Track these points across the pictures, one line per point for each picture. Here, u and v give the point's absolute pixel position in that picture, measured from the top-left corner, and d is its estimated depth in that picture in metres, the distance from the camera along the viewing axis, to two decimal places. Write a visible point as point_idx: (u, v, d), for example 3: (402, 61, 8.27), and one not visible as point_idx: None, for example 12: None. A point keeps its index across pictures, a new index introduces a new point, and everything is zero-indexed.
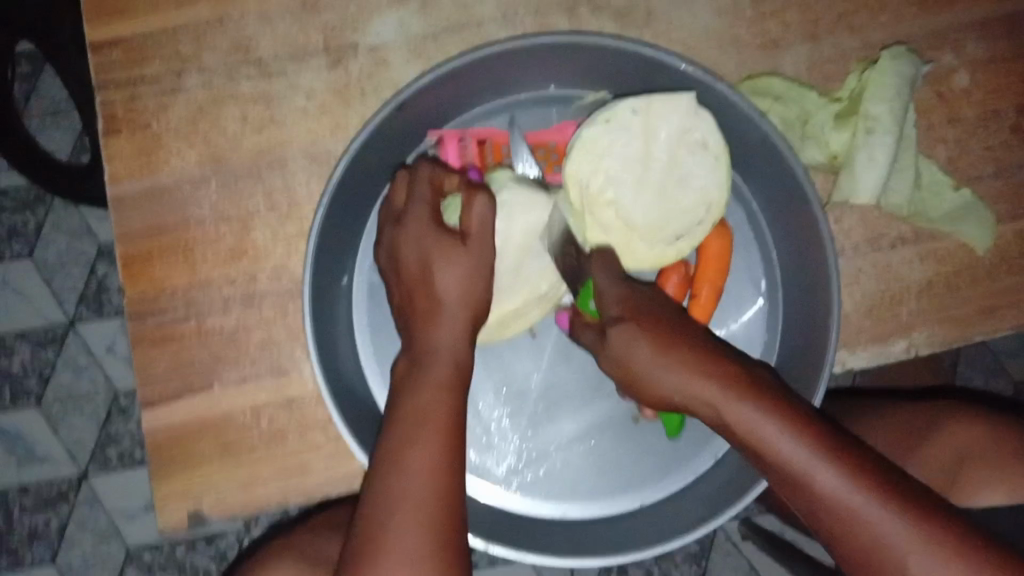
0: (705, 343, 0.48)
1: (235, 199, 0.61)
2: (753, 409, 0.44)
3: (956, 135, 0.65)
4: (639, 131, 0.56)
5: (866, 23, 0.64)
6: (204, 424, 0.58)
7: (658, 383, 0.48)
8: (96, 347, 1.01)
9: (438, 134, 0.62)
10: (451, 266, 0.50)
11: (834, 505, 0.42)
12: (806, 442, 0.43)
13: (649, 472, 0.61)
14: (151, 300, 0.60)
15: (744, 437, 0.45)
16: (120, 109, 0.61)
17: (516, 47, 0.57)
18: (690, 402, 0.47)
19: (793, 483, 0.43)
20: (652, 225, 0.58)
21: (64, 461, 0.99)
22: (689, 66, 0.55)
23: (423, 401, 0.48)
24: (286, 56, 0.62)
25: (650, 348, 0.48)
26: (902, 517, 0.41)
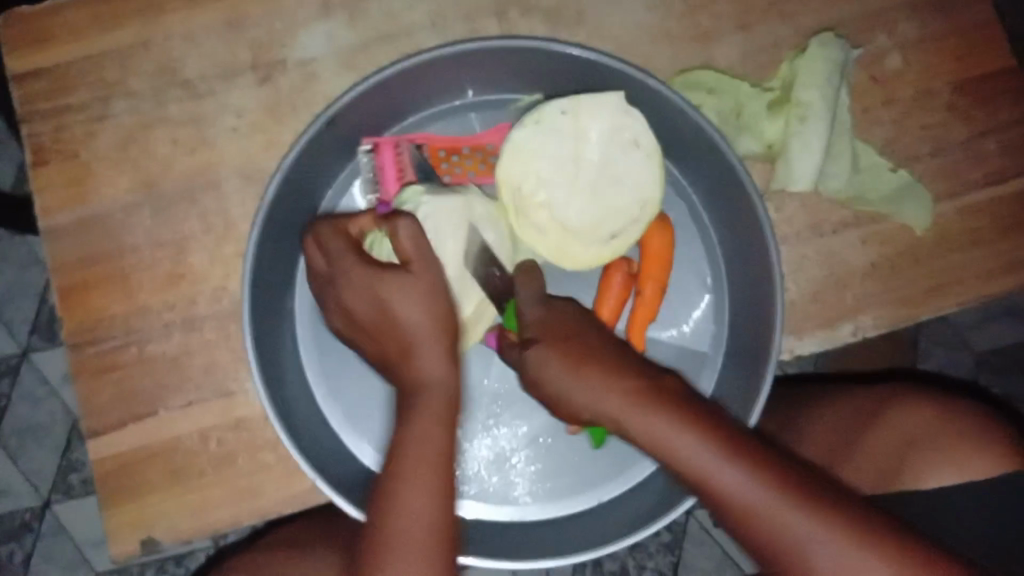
0: (618, 355, 0.50)
1: (170, 223, 0.60)
2: (662, 422, 0.46)
3: (892, 116, 0.65)
4: (569, 133, 0.57)
5: (796, 10, 0.65)
6: (150, 453, 0.57)
7: (569, 400, 0.49)
8: (53, 376, 0.99)
9: (373, 142, 0.60)
10: (405, 296, 0.49)
11: (742, 507, 0.44)
12: (710, 448, 0.45)
13: (605, 472, 0.61)
14: (90, 331, 0.59)
15: (652, 447, 0.46)
16: (48, 139, 0.60)
17: (445, 55, 0.56)
18: (600, 417, 0.49)
19: (704, 489, 0.45)
20: (587, 225, 0.58)
21: (26, 494, 0.98)
22: (619, 64, 0.55)
23: (411, 437, 0.48)
24: (214, 75, 0.61)
25: (563, 366, 0.49)
26: (805, 514, 0.44)
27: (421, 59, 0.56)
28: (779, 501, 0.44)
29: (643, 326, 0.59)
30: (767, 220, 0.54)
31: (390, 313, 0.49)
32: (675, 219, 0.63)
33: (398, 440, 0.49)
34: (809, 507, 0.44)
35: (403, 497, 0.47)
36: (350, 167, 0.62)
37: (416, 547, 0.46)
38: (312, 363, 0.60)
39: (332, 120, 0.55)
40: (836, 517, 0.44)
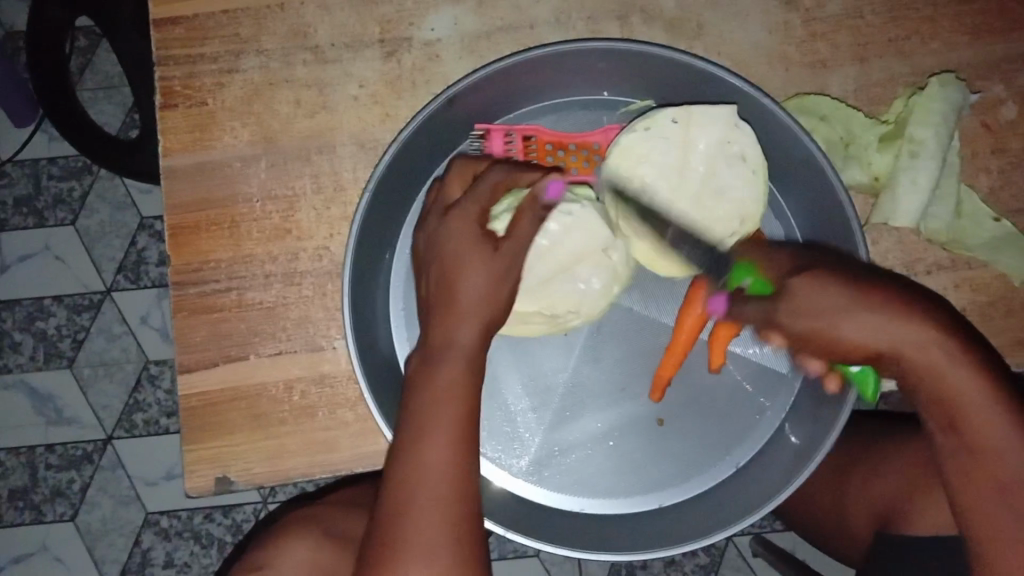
0: (892, 284, 0.49)
1: (283, 179, 0.62)
2: (947, 357, 0.47)
3: (1000, 166, 0.65)
4: (677, 142, 0.58)
5: (915, 48, 0.65)
6: (237, 395, 0.60)
7: (842, 329, 0.48)
8: (131, 317, 1.03)
9: (484, 128, 0.62)
10: (468, 274, 0.48)
11: (967, 422, 0.48)
12: (967, 375, 0.47)
13: (670, 475, 0.60)
14: (194, 270, 0.61)
15: (916, 368, 0.48)
16: (179, 85, 0.63)
17: (567, 50, 0.58)
18: (860, 348, 0.48)
19: (938, 401, 0.48)
20: (684, 235, 0.59)
21: (92, 426, 1.02)
22: (735, 77, 0.56)
23: (436, 404, 0.47)
24: (342, 44, 0.64)
25: (838, 287, 0.48)
26: (1015, 431, 0.47)
27: (543, 52, 0.57)
28: (1004, 423, 0.47)
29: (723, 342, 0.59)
30: (864, 246, 0.55)
31: (457, 287, 0.48)
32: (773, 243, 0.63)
33: (427, 408, 0.47)
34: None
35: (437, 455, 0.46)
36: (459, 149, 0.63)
37: (434, 518, 0.45)
38: (403, 331, 0.62)
39: (451, 100, 0.57)
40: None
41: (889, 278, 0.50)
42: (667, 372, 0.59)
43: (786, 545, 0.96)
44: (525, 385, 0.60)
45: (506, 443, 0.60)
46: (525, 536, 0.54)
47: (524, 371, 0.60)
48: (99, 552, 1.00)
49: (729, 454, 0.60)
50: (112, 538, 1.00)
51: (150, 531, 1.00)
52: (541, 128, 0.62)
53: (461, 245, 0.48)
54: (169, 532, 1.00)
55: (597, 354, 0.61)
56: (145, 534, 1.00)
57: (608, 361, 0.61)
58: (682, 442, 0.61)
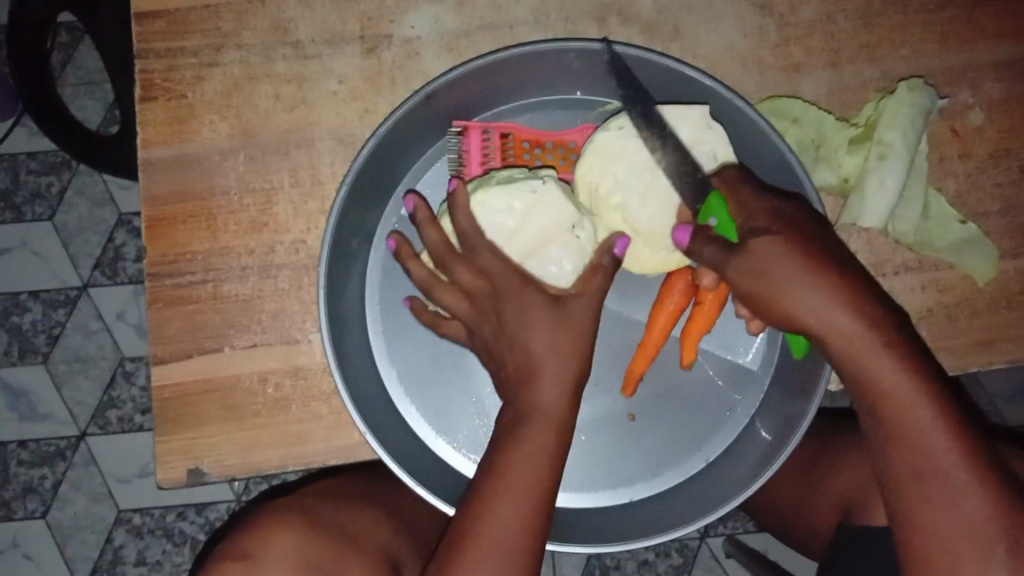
0: (848, 268, 0.51)
1: (262, 172, 0.63)
2: (885, 357, 0.49)
3: (966, 171, 0.66)
4: (650, 140, 0.59)
5: (886, 54, 0.66)
6: (211, 386, 0.60)
7: (794, 304, 0.50)
8: (107, 313, 1.03)
9: (462, 125, 0.62)
10: (550, 331, 0.50)
11: (900, 415, 0.49)
12: (904, 373, 0.48)
13: (640, 470, 0.61)
14: (170, 262, 0.61)
15: (852, 361, 0.49)
16: (158, 78, 0.63)
17: (544, 49, 0.59)
18: (814, 330, 0.50)
19: (874, 395, 0.49)
20: (657, 232, 0.60)
21: (66, 422, 1.01)
22: (708, 78, 0.57)
23: (505, 462, 0.50)
24: (322, 40, 0.64)
25: (794, 262, 0.50)
26: (943, 431, 0.48)
27: (520, 51, 0.58)
28: (935, 422, 0.48)
29: (695, 340, 0.59)
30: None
31: (529, 345, 0.50)
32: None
33: (507, 447, 0.50)
34: (956, 434, 0.48)
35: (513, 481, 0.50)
36: (437, 146, 0.64)
37: (503, 534, 0.49)
38: (379, 325, 0.62)
39: (427, 97, 0.58)
40: (969, 443, 0.48)
41: (853, 265, 0.51)
42: (639, 368, 0.60)
43: (759, 546, 0.97)
44: None
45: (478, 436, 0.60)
46: None
47: None
48: (70, 550, 0.99)
49: (698, 450, 0.61)
50: (84, 535, 0.99)
51: (123, 528, 0.99)
52: (519, 125, 0.63)
53: (526, 307, 0.51)
54: (141, 529, 0.99)
55: None
56: (117, 531, 0.99)
57: None
58: (652, 438, 0.61)
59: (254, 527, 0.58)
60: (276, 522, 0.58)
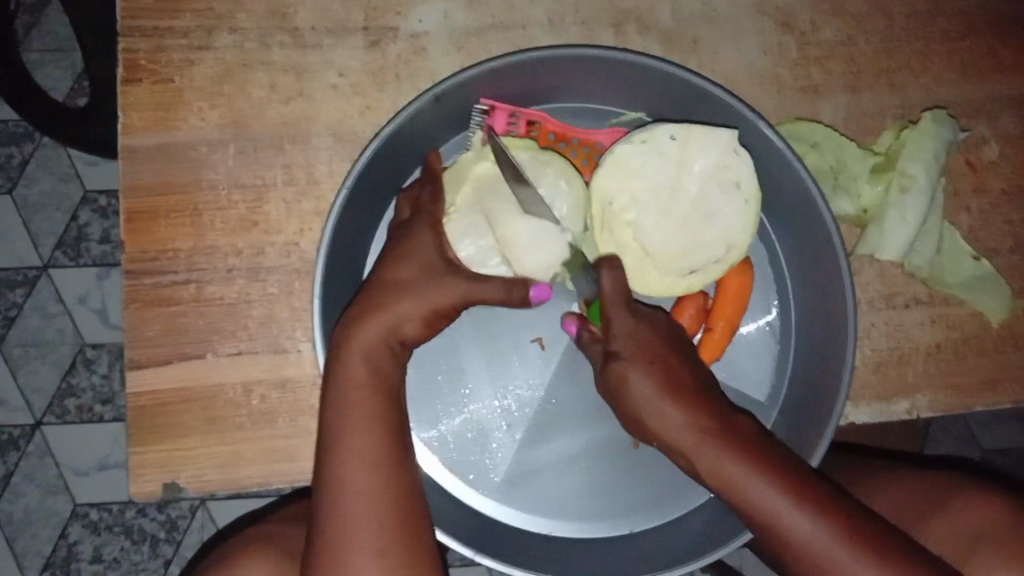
0: (700, 385, 0.50)
1: (253, 167, 0.58)
2: (734, 464, 0.47)
3: (980, 205, 0.65)
4: (674, 159, 0.57)
5: (906, 81, 0.65)
6: (191, 395, 0.56)
7: (650, 418, 0.49)
8: (68, 296, 0.97)
9: (489, 104, 0.57)
10: (410, 295, 0.49)
11: (767, 522, 0.46)
12: (763, 479, 0.46)
13: (642, 499, 0.59)
14: (151, 260, 0.57)
15: (714, 478, 0.48)
16: (144, 58, 0.59)
17: (562, 55, 0.55)
18: (669, 446, 0.50)
19: (745, 509, 0.47)
20: (669, 254, 0.57)
21: (19, 410, 0.96)
22: (732, 97, 0.54)
23: (345, 398, 0.48)
24: (323, 29, 0.60)
25: (651, 384, 0.49)
26: (822, 528, 0.45)
27: (541, 54, 0.54)
28: (809, 525, 0.45)
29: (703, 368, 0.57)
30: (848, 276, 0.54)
31: (393, 277, 0.50)
32: (760, 269, 0.63)
33: (333, 400, 0.48)
34: (832, 527, 0.44)
35: (354, 450, 0.46)
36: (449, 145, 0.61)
37: (360, 501, 0.45)
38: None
39: (437, 98, 0.54)
40: (853, 532, 0.44)
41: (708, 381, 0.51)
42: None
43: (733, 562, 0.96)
44: (496, 400, 0.58)
45: (476, 458, 0.58)
46: (494, 558, 0.52)
47: (492, 380, 0.58)
48: (19, 546, 0.94)
49: (701, 482, 0.59)
50: (34, 530, 0.94)
51: (78, 523, 0.94)
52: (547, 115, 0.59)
53: (417, 244, 0.52)
54: (98, 525, 0.94)
55: (572, 370, 0.59)
56: (71, 528, 0.94)
57: (585, 378, 0.59)
58: (657, 466, 0.59)
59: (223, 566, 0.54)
60: (244, 556, 0.54)
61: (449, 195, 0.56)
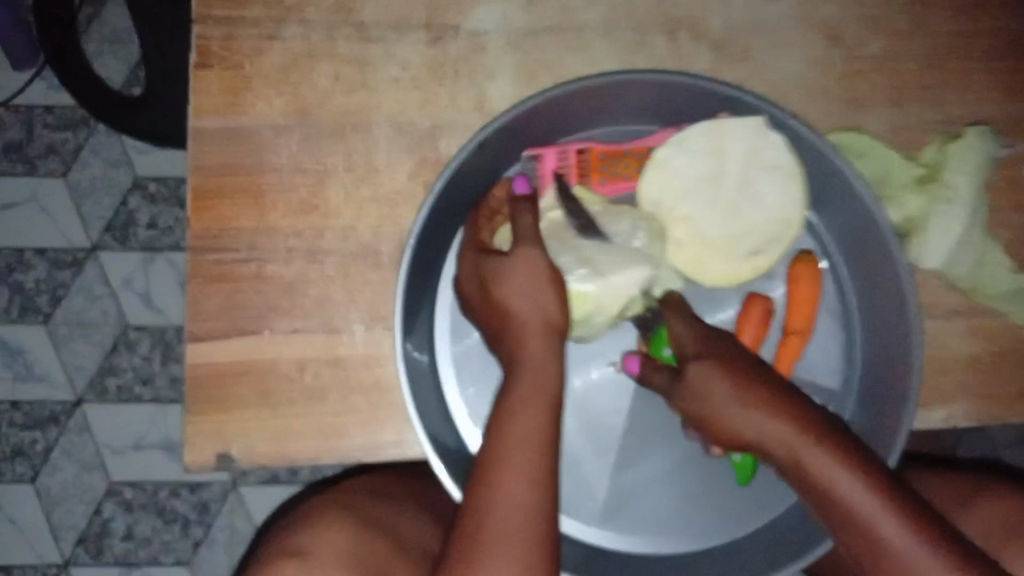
0: (772, 376, 0.51)
1: (315, 153, 0.61)
2: (822, 457, 0.48)
3: (1021, 221, 0.66)
4: (710, 152, 0.59)
5: (951, 97, 0.66)
6: (247, 369, 0.58)
7: (730, 423, 0.50)
8: (115, 278, 1.00)
9: (535, 152, 0.60)
10: (529, 278, 0.52)
11: (853, 514, 0.47)
12: (852, 474, 0.47)
13: (711, 505, 0.60)
14: (214, 237, 0.59)
15: (811, 475, 0.48)
16: (216, 45, 0.61)
17: (596, 84, 0.56)
18: (762, 442, 0.50)
19: (840, 509, 0.47)
20: (730, 242, 0.60)
21: (62, 386, 0.98)
22: (741, 91, 0.56)
23: (520, 372, 0.52)
24: (387, 24, 0.62)
25: (729, 387, 0.50)
26: (904, 529, 0.46)
27: (580, 85, 0.55)
28: (895, 527, 0.46)
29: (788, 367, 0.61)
30: (908, 275, 0.55)
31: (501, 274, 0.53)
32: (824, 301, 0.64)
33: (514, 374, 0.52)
34: (921, 538, 0.46)
35: (506, 480, 0.48)
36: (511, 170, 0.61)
37: (515, 514, 0.47)
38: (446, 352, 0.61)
39: (479, 147, 0.55)
40: (931, 540, 0.46)
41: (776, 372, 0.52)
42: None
43: None
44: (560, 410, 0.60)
45: None
46: None
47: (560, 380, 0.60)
48: (56, 518, 0.96)
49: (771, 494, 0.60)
50: (71, 505, 0.97)
51: (113, 500, 0.97)
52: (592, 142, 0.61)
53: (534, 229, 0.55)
54: (132, 503, 0.97)
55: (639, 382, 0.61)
56: (107, 504, 0.97)
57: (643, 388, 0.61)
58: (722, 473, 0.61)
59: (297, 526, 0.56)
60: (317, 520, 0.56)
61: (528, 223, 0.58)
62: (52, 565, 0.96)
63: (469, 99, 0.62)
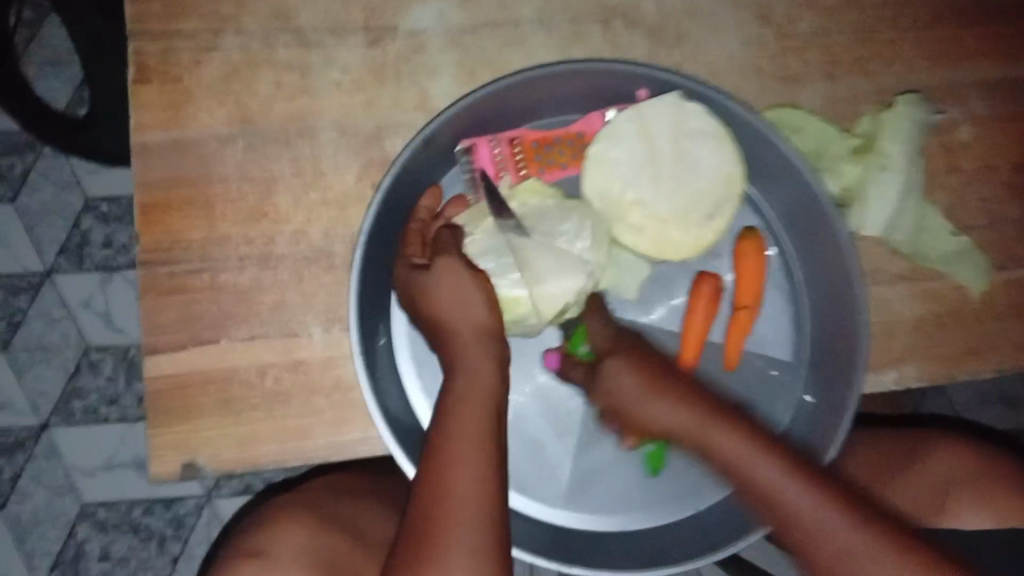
0: (676, 372, 0.57)
1: (262, 161, 0.61)
2: (729, 436, 0.53)
3: (953, 184, 0.69)
4: (640, 135, 0.60)
5: (879, 69, 0.68)
6: (207, 378, 0.59)
7: (643, 413, 0.56)
8: (72, 300, 0.99)
9: (470, 142, 0.61)
10: (469, 308, 0.53)
11: (765, 493, 0.52)
12: (747, 445, 0.53)
13: (674, 481, 0.63)
14: (166, 250, 0.60)
15: (716, 454, 0.53)
16: (155, 60, 0.61)
17: (514, 82, 0.57)
18: (667, 431, 0.56)
19: (745, 481, 0.52)
20: (683, 213, 0.61)
21: (26, 413, 0.97)
22: (651, 70, 0.57)
23: (460, 414, 0.51)
24: (325, 28, 0.63)
25: (639, 380, 0.56)
26: (807, 489, 0.51)
27: (504, 84, 0.56)
28: (805, 494, 0.51)
29: (739, 340, 0.63)
30: (852, 248, 0.57)
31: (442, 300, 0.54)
32: (772, 275, 0.66)
33: (451, 409, 0.51)
34: (821, 491, 0.51)
35: (461, 486, 0.49)
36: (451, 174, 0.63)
37: (465, 550, 0.47)
38: (406, 348, 0.63)
39: (426, 140, 0.56)
40: (832, 493, 0.51)
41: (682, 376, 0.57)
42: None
43: None
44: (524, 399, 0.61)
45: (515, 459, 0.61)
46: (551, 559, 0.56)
47: (523, 370, 0.61)
48: (29, 546, 0.96)
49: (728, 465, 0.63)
50: (43, 531, 0.96)
51: (86, 523, 0.96)
52: (524, 130, 0.62)
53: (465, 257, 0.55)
54: (106, 524, 0.96)
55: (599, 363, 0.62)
56: (80, 527, 0.96)
57: None
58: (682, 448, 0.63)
59: (257, 530, 0.57)
60: (275, 525, 0.57)
61: (472, 219, 0.60)
62: None
63: (411, 98, 0.63)
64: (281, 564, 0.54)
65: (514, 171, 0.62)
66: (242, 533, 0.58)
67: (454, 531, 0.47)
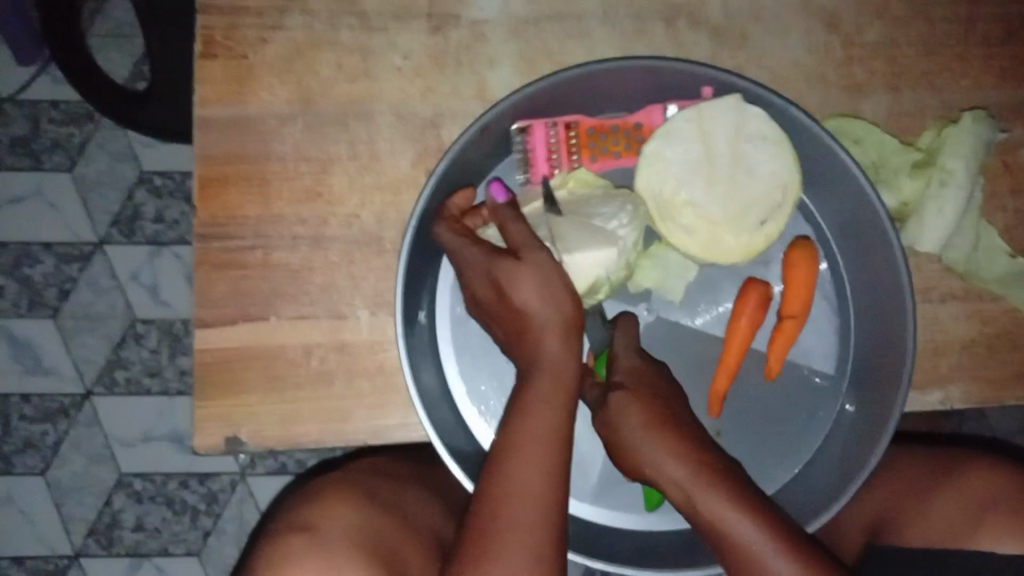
0: (703, 439, 0.52)
1: (319, 142, 0.61)
2: (743, 522, 0.49)
3: (1018, 204, 0.67)
4: (697, 136, 0.59)
5: (948, 82, 0.67)
6: (254, 355, 0.59)
7: (658, 470, 0.51)
8: (121, 272, 1.01)
9: (526, 123, 0.60)
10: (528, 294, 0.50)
11: (755, 562, 0.49)
12: (763, 534, 0.49)
13: None
14: (221, 225, 0.60)
15: (724, 534, 0.50)
16: (220, 35, 0.61)
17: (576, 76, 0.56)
18: (680, 500, 0.51)
19: (733, 550, 0.49)
20: (734, 216, 0.60)
21: (70, 378, 0.99)
22: (713, 71, 0.57)
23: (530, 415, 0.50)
24: (390, 13, 0.63)
25: (655, 435, 0.52)
26: (802, 569, 0.48)
27: (567, 76, 0.56)
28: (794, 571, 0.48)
29: (781, 350, 0.61)
30: (906, 275, 0.56)
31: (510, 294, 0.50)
32: (821, 285, 0.65)
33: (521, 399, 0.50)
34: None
35: (517, 473, 0.48)
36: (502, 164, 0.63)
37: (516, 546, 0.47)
38: (448, 338, 0.62)
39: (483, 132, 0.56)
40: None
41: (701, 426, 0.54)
42: (721, 385, 0.61)
43: None
44: None
45: None
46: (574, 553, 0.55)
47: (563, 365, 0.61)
48: (66, 509, 0.97)
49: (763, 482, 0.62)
50: (81, 496, 0.98)
51: (122, 491, 0.98)
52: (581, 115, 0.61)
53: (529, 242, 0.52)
54: (141, 495, 0.98)
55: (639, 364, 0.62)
56: (116, 495, 0.98)
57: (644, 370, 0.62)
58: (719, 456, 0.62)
59: (307, 503, 0.57)
60: (323, 500, 0.57)
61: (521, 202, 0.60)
62: (63, 556, 0.97)
63: (470, 88, 0.63)
64: (332, 543, 0.54)
65: (566, 157, 0.61)
66: (289, 506, 0.59)
67: (500, 530, 0.47)
